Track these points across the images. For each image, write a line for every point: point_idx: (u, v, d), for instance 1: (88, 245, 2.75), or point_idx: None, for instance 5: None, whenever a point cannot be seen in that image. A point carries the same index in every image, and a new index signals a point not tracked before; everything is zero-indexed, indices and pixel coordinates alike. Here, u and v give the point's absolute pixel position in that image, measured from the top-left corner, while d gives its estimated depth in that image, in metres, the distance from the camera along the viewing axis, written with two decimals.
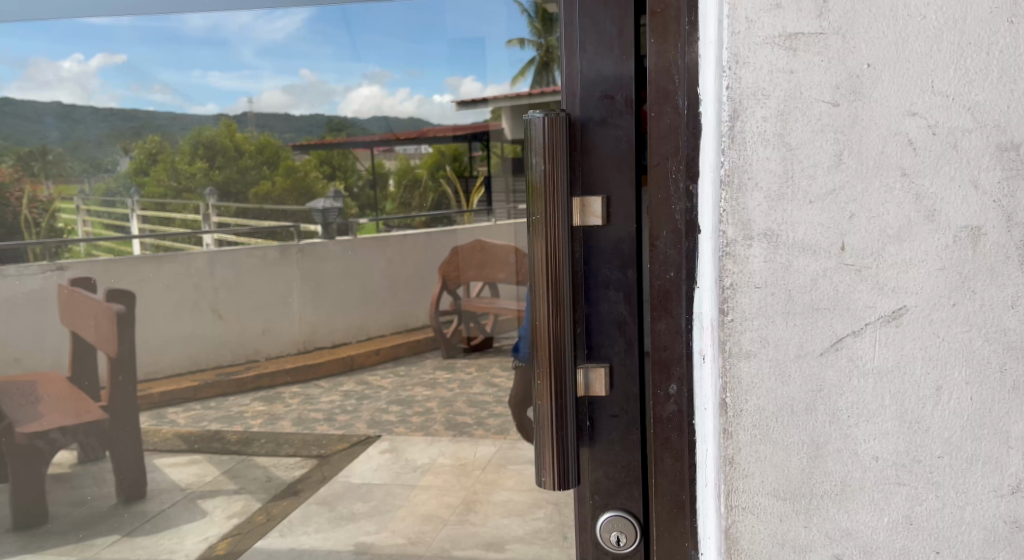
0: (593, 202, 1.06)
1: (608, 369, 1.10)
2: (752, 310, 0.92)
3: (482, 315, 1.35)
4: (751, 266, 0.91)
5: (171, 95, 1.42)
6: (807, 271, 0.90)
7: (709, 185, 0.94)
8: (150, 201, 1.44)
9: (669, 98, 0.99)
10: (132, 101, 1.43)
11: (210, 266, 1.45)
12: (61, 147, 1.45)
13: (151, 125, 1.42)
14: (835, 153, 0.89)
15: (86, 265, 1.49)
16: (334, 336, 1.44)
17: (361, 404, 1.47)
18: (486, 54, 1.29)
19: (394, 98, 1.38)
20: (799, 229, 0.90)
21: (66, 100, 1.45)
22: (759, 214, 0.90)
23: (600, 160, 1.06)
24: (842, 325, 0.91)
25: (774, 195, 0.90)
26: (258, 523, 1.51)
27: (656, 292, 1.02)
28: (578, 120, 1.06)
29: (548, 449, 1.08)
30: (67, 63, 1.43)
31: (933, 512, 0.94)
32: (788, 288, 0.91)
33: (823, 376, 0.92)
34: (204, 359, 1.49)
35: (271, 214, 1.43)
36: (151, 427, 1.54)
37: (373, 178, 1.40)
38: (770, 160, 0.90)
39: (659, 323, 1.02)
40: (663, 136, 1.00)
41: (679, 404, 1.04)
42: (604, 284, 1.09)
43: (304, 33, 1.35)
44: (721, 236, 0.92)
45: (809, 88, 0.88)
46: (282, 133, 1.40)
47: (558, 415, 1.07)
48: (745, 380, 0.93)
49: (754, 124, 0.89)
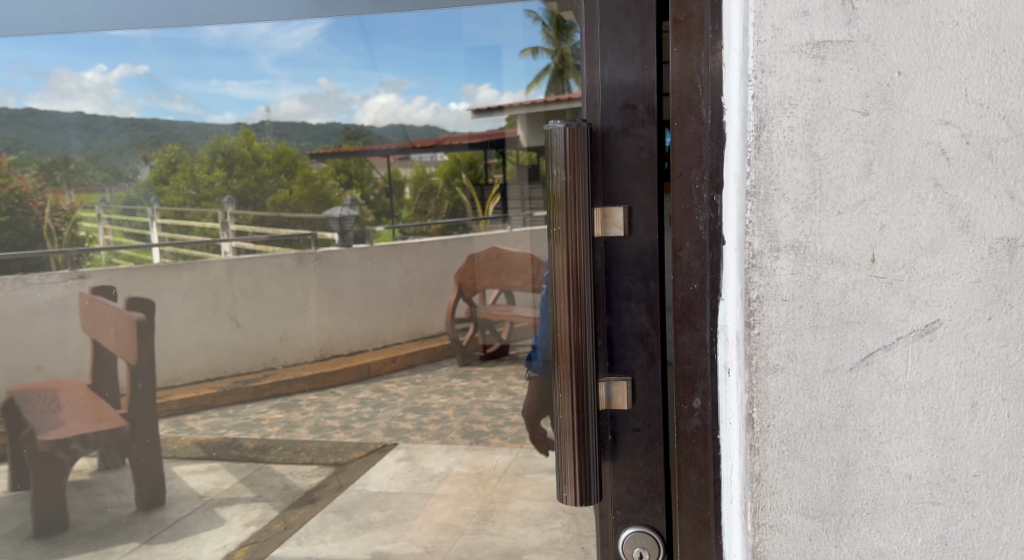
0: (614, 212, 1.06)
1: (631, 382, 1.09)
2: (778, 323, 0.91)
3: (498, 323, 1.36)
4: (778, 278, 0.90)
5: (190, 105, 1.42)
6: (835, 283, 0.89)
7: (734, 195, 0.93)
8: (170, 210, 1.46)
9: (692, 108, 0.98)
10: (152, 111, 1.44)
11: (228, 274, 1.46)
12: (82, 156, 1.47)
13: (170, 133, 1.44)
14: (864, 161, 0.88)
15: (106, 274, 1.51)
16: (348, 343, 1.44)
17: (378, 412, 1.45)
18: (502, 63, 1.30)
19: (409, 106, 1.36)
20: (827, 241, 0.89)
21: (89, 109, 1.46)
22: (786, 225, 0.89)
23: (621, 168, 1.05)
24: (870, 336, 0.90)
25: (801, 205, 0.89)
26: (275, 531, 1.51)
27: (680, 303, 1.01)
28: (599, 129, 1.05)
29: (569, 463, 1.07)
30: (90, 74, 1.45)
31: (969, 533, 0.93)
32: (815, 302, 0.90)
33: (852, 391, 0.91)
34: (224, 368, 1.49)
35: (289, 222, 1.44)
36: (170, 434, 1.55)
37: (389, 185, 1.39)
38: (797, 171, 0.89)
39: (683, 336, 1.02)
40: (686, 145, 0.99)
41: (703, 418, 1.03)
42: (626, 295, 1.08)
43: (321, 43, 1.38)
44: (747, 248, 0.91)
45: (837, 95, 0.87)
46: (299, 142, 1.41)
47: (579, 428, 1.06)
48: (772, 395, 0.92)
49: (781, 132, 0.88)
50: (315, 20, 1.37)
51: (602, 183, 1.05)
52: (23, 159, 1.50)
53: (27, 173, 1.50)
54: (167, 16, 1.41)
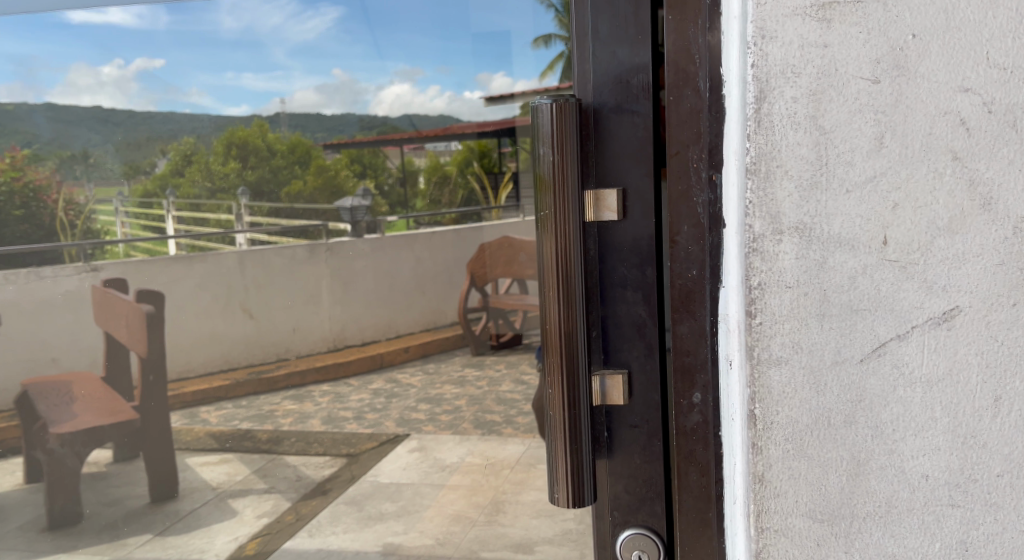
0: (608, 195, 1.03)
1: (626, 376, 1.07)
2: (780, 309, 0.89)
3: (511, 312, 1.35)
4: (779, 262, 0.88)
5: (207, 97, 1.41)
6: (843, 268, 0.87)
7: (733, 176, 0.90)
8: (186, 202, 1.45)
9: (689, 81, 0.95)
10: (169, 104, 1.42)
11: (240, 266, 1.45)
12: (103, 150, 1.45)
13: (186, 127, 1.42)
14: (870, 134, 0.85)
15: (120, 266, 1.49)
16: (362, 332, 1.44)
17: (390, 402, 1.45)
18: (512, 51, 1.27)
19: (423, 95, 1.35)
20: (835, 222, 0.86)
21: (107, 103, 1.43)
22: (790, 206, 0.87)
23: (617, 147, 1.03)
24: (880, 320, 0.87)
25: (803, 185, 0.87)
26: (287, 523, 1.50)
27: (678, 291, 0.98)
28: (591, 106, 1.02)
29: (562, 458, 1.05)
30: (107, 68, 1.42)
31: (991, 538, 0.90)
32: (822, 288, 0.87)
33: (864, 385, 0.88)
34: (237, 359, 1.49)
35: (303, 213, 1.43)
36: (184, 426, 1.55)
37: (403, 175, 1.39)
38: (801, 145, 0.86)
39: (683, 326, 0.99)
40: (683, 121, 0.95)
41: (704, 414, 1.00)
42: (621, 284, 1.05)
43: (335, 33, 1.35)
44: (748, 231, 0.89)
45: (839, 65, 0.84)
46: (314, 133, 1.40)
47: (570, 423, 1.04)
48: (776, 389, 0.90)
49: (779, 103, 0.86)
50: (329, 9, 1.35)
51: (596, 164, 1.03)
52: (40, 153, 1.47)
53: (44, 168, 1.48)
54: (179, 7, 1.37)
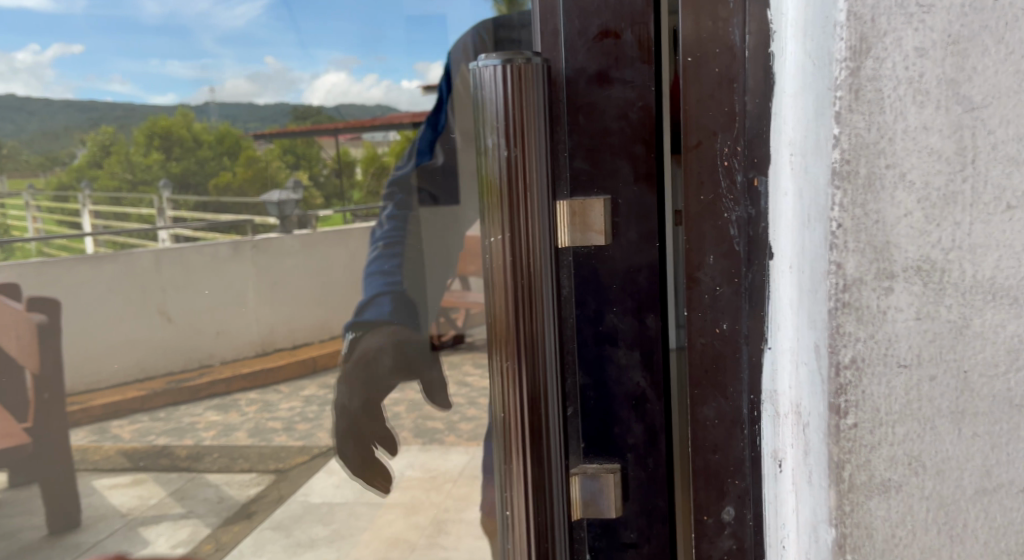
0: (592, 209, 0.97)
1: (620, 472, 1.03)
2: (885, 388, 0.80)
3: (453, 310, 1.28)
4: (891, 325, 0.79)
5: (129, 87, 1.21)
6: (977, 355, 0.79)
7: (800, 208, 0.82)
8: (103, 196, 1.23)
9: (720, 38, 0.90)
10: (88, 92, 1.21)
11: (156, 263, 1.24)
12: (14, 138, 1.21)
13: (107, 115, 1.21)
14: (945, 152, 0.77)
15: (15, 268, 1.25)
16: (292, 336, 1.30)
17: (323, 411, 1.35)
18: (448, 38, 1.19)
19: (360, 85, 1.22)
20: (989, 260, 0.79)
21: (21, 92, 1.21)
22: (905, 244, 0.78)
23: (596, 135, 0.95)
24: (988, 408, 0.80)
25: (885, 218, 0.77)
26: (206, 552, 1.41)
27: (704, 353, 0.95)
28: (559, 77, 0.95)
29: (522, 504, 0.96)
30: (22, 54, 1.20)
31: None
32: (956, 371, 0.79)
33: (994, 504, 0.82)
34: (152, 367, 1.29)
35: (233, 208, 1.24)
36: (91, 445, 1.35)
37: (338, 166, 1.25)
38: (933, 137, 0.76)
39: (710, 403, 0.97)
40: (710, 94, 0.91)
41: (737, 536, 0.99)
42: (612, 338, 1.01)
43: (266, 20, 1.19)
44: (833, 279, 0.79)
45: (1014, 14, 0.75)
46: (245, 122, 1.22)
47: (532, 458, 0.95)
48: (880, 526, 0.82)
49: (874, 99, 0.76)
50: None
51: (566, 165, 0.96)
52: None
53: None
54: None
